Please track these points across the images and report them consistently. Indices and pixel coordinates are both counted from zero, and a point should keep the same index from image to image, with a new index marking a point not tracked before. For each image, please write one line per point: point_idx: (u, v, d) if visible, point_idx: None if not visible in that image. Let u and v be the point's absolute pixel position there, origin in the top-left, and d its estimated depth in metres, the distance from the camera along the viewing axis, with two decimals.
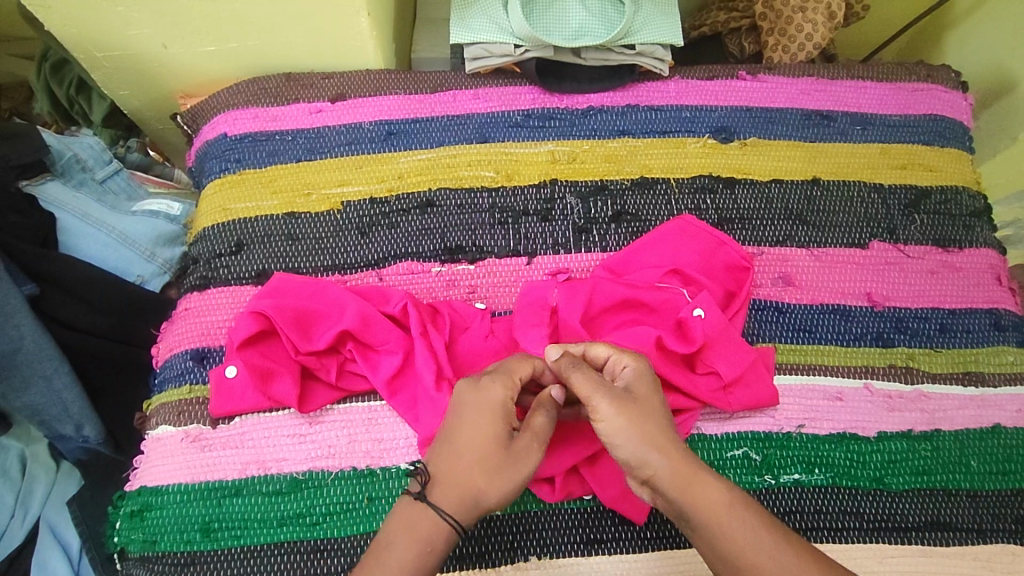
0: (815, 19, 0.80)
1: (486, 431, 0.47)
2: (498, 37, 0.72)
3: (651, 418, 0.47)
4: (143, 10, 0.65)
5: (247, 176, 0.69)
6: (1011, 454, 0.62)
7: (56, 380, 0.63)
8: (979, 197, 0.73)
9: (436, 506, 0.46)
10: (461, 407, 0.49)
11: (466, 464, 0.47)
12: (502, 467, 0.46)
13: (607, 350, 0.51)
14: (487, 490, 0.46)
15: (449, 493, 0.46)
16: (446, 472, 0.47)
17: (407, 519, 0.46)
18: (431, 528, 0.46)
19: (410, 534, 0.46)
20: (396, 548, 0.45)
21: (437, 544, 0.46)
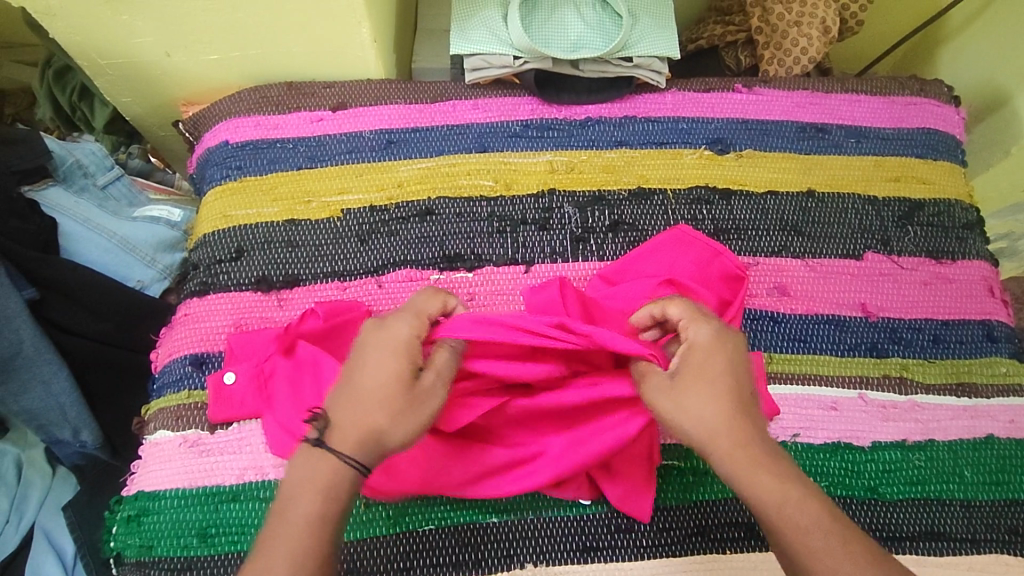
0: (810, 33, 0.82)
1: (389, 367, 0.46)
2: (498, 49, 0.73)
3: (710, 392, 0.46)
4: (148, 18, 0.66)
5: (248, 184, 0.70)
6: (1004, 465, 0.62)
7: (54, 384, 0.64)
8: (972, 210, 0.74)
9: (338, 450, 0.44)
10: (364, 350, 0.48)
11: (368, 401, 0.45)
12: (406, 402, 0.46)
13: (683, 311, 0.51)
14: (390, 427, 0.45)
15: (349, 437, 0.44)
16: (350, 415, 0.45)
17: (307, 469, 0.43)
18: (334, 474, 0.43)
19: (314, 484, 0.43)
20: (299, 504, 0.42)
21: (341, 491, 0.43)
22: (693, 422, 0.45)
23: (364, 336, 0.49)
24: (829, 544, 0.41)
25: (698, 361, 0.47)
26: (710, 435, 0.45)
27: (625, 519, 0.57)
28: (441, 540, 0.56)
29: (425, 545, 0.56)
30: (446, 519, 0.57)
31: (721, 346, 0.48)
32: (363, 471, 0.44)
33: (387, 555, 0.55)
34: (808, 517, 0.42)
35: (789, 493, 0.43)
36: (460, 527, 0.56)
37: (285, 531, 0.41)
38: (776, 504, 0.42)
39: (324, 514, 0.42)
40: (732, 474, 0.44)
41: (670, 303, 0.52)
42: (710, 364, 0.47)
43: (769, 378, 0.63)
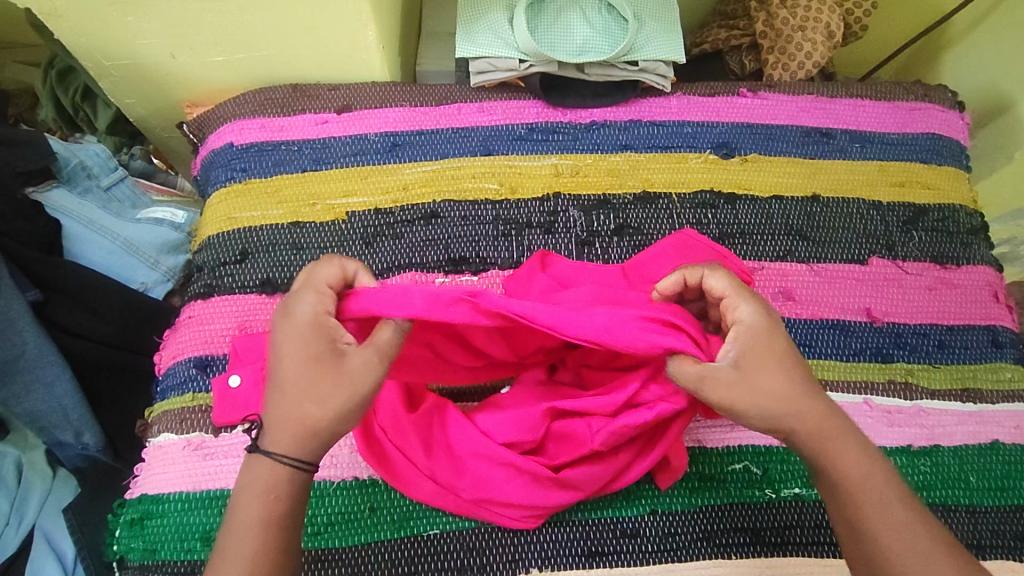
0: (814, 38, 0.82)
1: (307, 358, 0.45)
2: (503, 52, 0.73)
3: (780, 375, 0.46)
4: (154, 20, 0.66)
5: (253, 185, 0.70)
6: (1009, 470, 0.62)
7: (57, 386, 0.63)
8: (977, 215, 0.74)
9: (272, 451, 0.44)
10: (278, 340, 0.46)
11: (292, 395, 0.45)
12: (331, 391, 0.44)
13: (725, 283, 0.50)
14: (319, 419, 0.44)
15: (280, 437, 0.44)
16: (279, 412, 0.45)
17: (249, 474, 0.45)
18: (270, 476, 0.44)
19: (254, 489, 0.44)
20: (244, 509, 0.44)
21: (283, 491, 0.44)
22: (770, 407, 0.46)
23: (278, 320, 0.46)
24: (898, 510, 0.44)
25: (758, 346, 0.47)
26: (785, 419, 0.46)
27: (631, 523, 0.57)
28: (446, 544, 0.56)
29: (431, 549, 0.56)
30: (451, 523, 0.56)
31: (775, 328, 0.48)
32: (302, 466, 0.45)
33: (393, 559, 0.55)
34: (883, 492, 0.45)
35: (862, 469, 0.46)
36: (466, 531, 0.56)
37: (237, 537, 0.43)
38: (853, 482, 0.45)
39: (269, 515, 0.44)
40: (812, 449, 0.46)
41: (709, 274, 0.50)
42: (772, 346, 0.47)
43: None
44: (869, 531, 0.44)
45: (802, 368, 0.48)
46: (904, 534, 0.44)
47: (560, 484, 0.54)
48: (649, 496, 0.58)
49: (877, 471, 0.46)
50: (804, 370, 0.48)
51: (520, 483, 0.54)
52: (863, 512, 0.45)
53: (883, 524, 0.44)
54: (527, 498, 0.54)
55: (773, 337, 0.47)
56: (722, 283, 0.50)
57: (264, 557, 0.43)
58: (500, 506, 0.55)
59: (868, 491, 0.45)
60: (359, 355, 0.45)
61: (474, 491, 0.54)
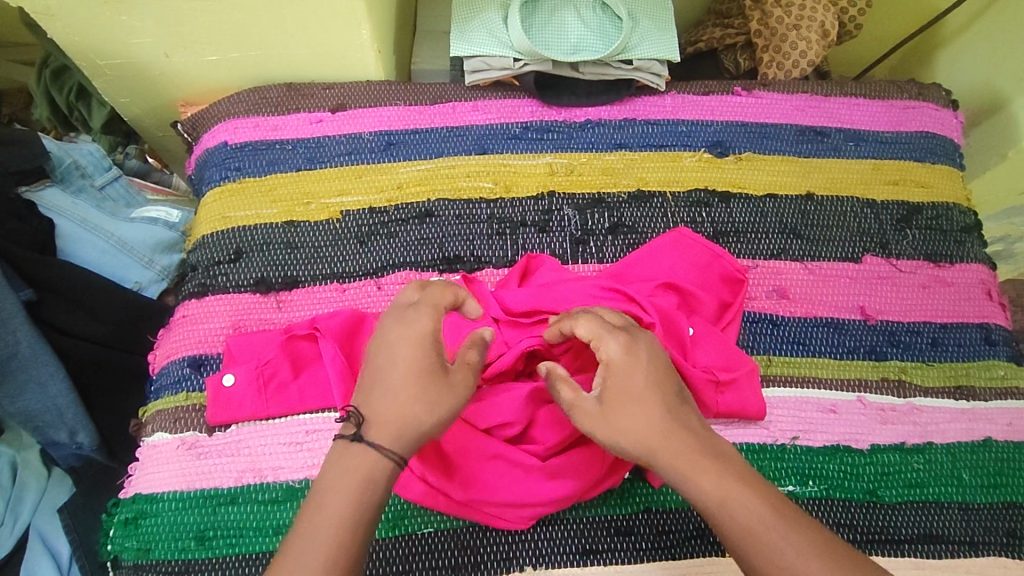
0: (809, 37, 0.82)
1: (420, 360, 0.47)
2: (498, 51, 0.73)
3: (643, 407, 0.47)
4: (147, 19, 0.65)
5: (247, 185, 0.70)
6: (1003, 467, 0.63)
7: (51, 386, 0.63)
8: (970, 213, 0.74)
9: (377, 443, 0.44)
10: (389, 343, 0.48)
11: (402, 391, 0.46)
12: (438, 394, 0.46)
13: (592, 327, 0.50)
14: (426, 418, 0.45)
15: (386, 430, 0.45)
16: (384, 407, 0.45)
17: (344, 464, 0.44)
18: (373, 467, 0.44)
19: (353, 476, 0.43)
20: (337, 496, 0.43)
21: (380, 484, 0.44)
22: (631, 440, 0.46)
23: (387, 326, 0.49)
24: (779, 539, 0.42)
25: (621, 382, 0.48)
26: (651, 451, 0.46)
27: (624, 522, 0.57)
28: (439, 543, 0.56)
29: (424, 548, 0.56)
30: (445, 522, 0.57)
31: (637, 361, 0.48)
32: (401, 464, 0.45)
33: (386, 557, 0.55)
34: (748, 512, 0.43)
35: (733, 491, 0.44)
36: (460, 530, 0.56)
37: (325, 524, 0.42)
38: (723, 506, 0.44)
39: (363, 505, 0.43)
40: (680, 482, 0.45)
41: (578, 320, 0.51)
42: (636, 380, 0.47)
43: (768, 381, 0.64)
44: (745, 555, 0.43)
45: (672, 398, 0.48)
46: (775, 557, 0.42)
47: (550, 475, 0.54)
48: (641, 494, 0.58)
49: (751, 491, 0.44)
50: (677, 401, 0.48)
51: (515, 475, 0.54)
52: (740, 539, 0.43)
53: (752, 546, 0.42)
54: (521, 491, 0.54)
55: (636, 370, 0.48)
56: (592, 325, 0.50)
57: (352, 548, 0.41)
58: (493, 506, 0.54)
59: (736, 514, 0.43)
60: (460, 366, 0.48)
61: (468, 491, 0.54)
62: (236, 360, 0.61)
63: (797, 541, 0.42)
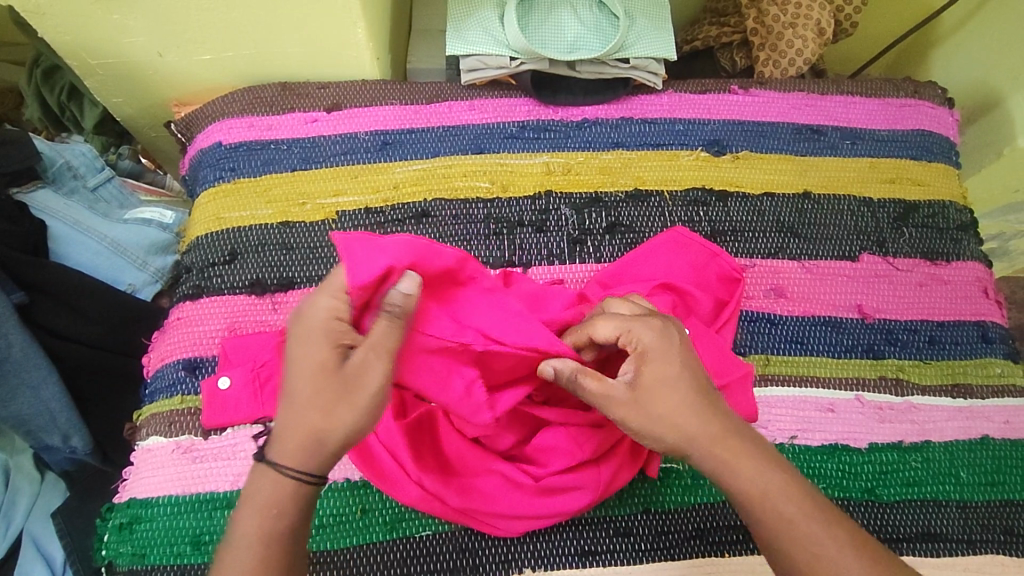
0: (805, 35, 0.82)
1: (316, 362, 0.43)
2: (495, 50, 0.73)
3: (680, 395, 0.46)
4: (140, 19, 0.65)
5: (243, 185, 0.69)
6: (1000, 465, 0.63)
7: (44, 390, 0.63)
8: (966, 211, 0.74)
9: (278, 464, 0.43)
10: (290, 352, 0.44)
11: (295, 397, 0.43)
12: (336, 395, 0.43)
13: (615, 325, 0.48)
14: (328, 428, 0.43)
15: (285, 448, 0.43)
16: (284, 418, 0.44)
17: (251, 490, 0.43)
18: (272, 490, 0.43)
19: (256, 502, 0.43)
20: (241, 523, 0.42)
21: (283, 508, 0.43)
22: (669, 429, 0.45)
23: (293, 326, 0.45)
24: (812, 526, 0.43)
25: (657, 369, 0.46)
26: (695, 439, 0.45)
27: (623, 523, 0.57)
28: (439, 545, 0.56)
29: (423, 551, 0.55)
30: (443, 524, 0.56)
31: (674, 347, 0.47)
32: (308, 480, 0.43)
33: (385, 561, 0.55)
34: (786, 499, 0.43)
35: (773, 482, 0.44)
36: (459, 532, 0.56)
37: (234, 554, 0.41)
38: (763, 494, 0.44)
39: (268, 530, 0.42)
40: (713, 471, 0.45)
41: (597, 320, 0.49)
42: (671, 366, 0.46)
43: (766, 380, 0.63)
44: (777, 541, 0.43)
45: (707, 388, 0.47)
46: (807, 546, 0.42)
47: (544, 492, 0.54)
48: (641, 494, 0.58)
49: (793, 482, 0.44)
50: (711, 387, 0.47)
51: (509, 484, 0.54)
52: (772, 525, 0.43)
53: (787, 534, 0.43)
54: (515, 501, 0.54)
55: (670, 355, 0.47)
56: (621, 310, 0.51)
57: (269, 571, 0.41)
58: (486, 512, 0.54)
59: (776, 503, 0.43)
60: (363, 355, 0.43)
61: (464, 497, 0.54)
62: (231, 361, 0.60)
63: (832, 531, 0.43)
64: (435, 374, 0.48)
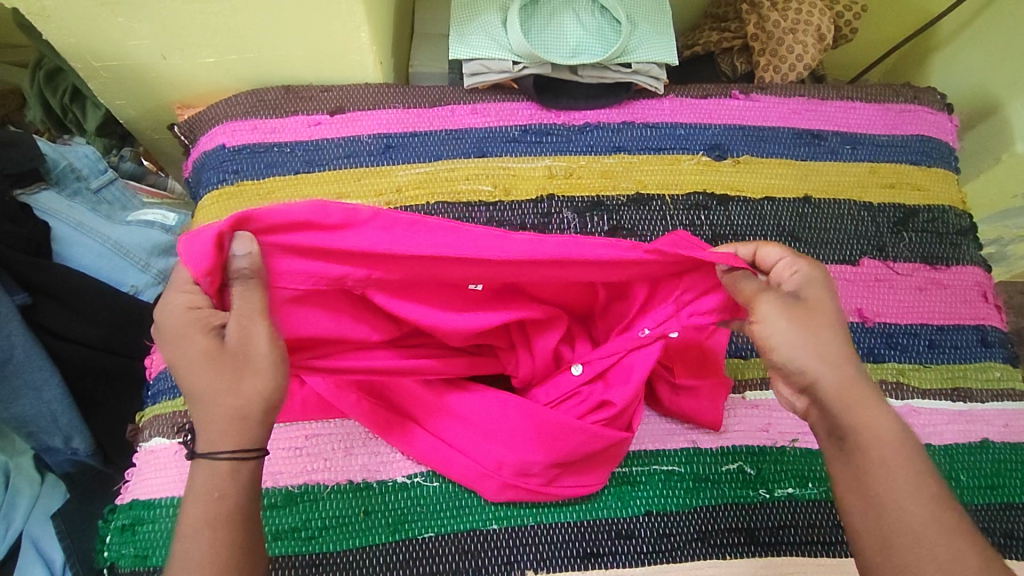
0: (805, 41, 0.83)
1: (202, 350, 0.43)
2: (497, 54, 0.73)
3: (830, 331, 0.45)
4: (145, 22, 0.65)
5: (245, 188, 0.69)
6: (1000, 468, 0.63)
7: (45, 391, 0.63)
8: (965, 216, 0.75)
9: (209, 452, 0.43)
10: (170, 359, 0.44)
11: (199, 390, 0.43)
12: (236, 367, 0.43)
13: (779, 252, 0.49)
14: (245, 402, 0.43)
15: (210, 435, 0.43)
16: (199, 413, 0.43)
17: (189, 482, 0.43)
18: (208, 475, 0.42)
19: (195, 492, 0.42)
20: (187, 514, 0.42)
21: (225, 490, 0.42)
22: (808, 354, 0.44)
23: (160, 340, 0.45)
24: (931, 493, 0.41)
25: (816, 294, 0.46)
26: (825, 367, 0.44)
27: (625, 525, 0.57)
28: (440, 547, 0.56)
29: (425, 554, 0.55)
30: (445, 526, 0.56)
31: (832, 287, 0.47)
32: (241, 454, 0.43)
33: (386, 562, 0.55)
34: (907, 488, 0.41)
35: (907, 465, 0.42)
36: (461, 534, 0.56)
37: (185, 545, 0.41)
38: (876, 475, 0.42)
39: (215, 513, 0.42)
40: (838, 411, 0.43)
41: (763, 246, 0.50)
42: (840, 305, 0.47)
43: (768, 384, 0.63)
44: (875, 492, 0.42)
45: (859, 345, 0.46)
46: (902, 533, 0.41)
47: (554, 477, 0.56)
48: (642, 496, 0.58)
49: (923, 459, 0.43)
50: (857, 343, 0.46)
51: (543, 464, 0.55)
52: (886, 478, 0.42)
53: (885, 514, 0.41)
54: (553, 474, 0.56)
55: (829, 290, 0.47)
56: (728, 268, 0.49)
57: (226, 550, 0.41)
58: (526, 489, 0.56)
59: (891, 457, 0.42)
60: (237, 324, 0.44)
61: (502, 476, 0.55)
62: None
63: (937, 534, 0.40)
64: (324, 324, 0.52)
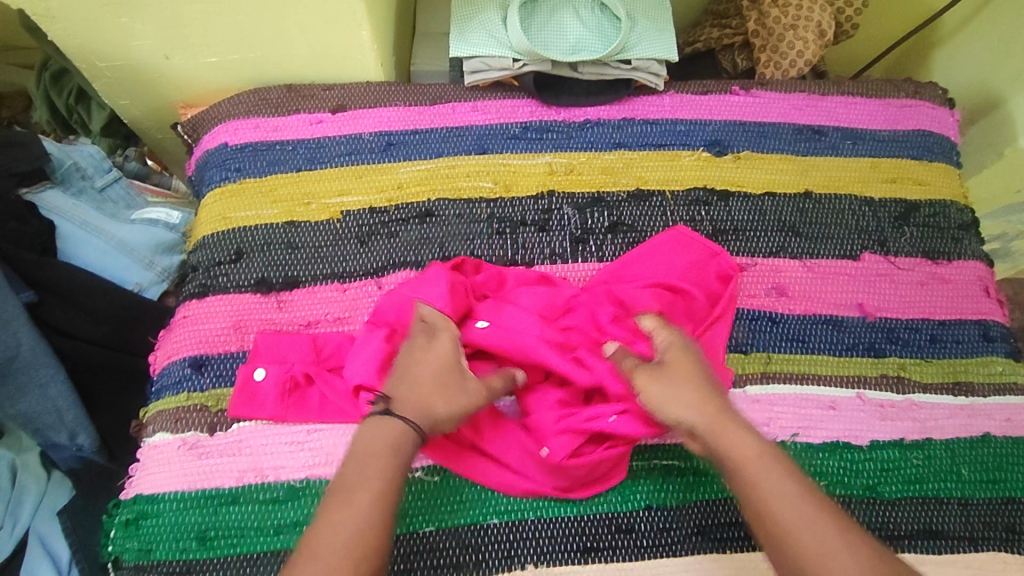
0: (806, 36, 0.83)
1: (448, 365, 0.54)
2: (497, 51, 0.74)
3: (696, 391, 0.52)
4: (147, 22, 0.66)
5: (248, 186, 0.70)
6: (1002, 463, 0.63)
7: (51, 388, 0.63)
8: (966, 211, 0.74)
9: (402, 419, 0.51)
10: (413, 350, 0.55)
11: (421, 388, 0.53)
12: (455, 391, 0.53)
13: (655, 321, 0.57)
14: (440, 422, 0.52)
15: (407, 412, 0.52)
16: (408, 398, 0.52)
17: (374, 432, 0.51)
18: (395, 435, 0.51)
19: (381, 443, 0.50)
20: (374, 459, 0.49)
21: (404, 454, 0.50)
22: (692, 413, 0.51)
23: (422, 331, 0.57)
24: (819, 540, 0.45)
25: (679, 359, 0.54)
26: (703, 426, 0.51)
27: (625, 519, 0.57)
28: (442, 541, 0.56)
29: (426, 547, 0.56)
30: (446, 520, 0.57)
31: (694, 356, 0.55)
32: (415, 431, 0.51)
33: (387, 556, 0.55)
34: (780, 491, 0.47)
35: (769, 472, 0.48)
36: (461, 528, 0.56)
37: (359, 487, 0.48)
38: (755, 485, 0.48)
39: (393, 472, 0.49)
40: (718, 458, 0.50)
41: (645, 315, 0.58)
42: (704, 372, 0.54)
43: (768, 379, 0.64)
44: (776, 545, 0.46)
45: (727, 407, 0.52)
46: (801, 545, 0.45)
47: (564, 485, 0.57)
48: (643, 490, 0.58)
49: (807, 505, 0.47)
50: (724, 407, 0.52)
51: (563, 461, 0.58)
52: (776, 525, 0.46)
53: (781, 533, 0.46)
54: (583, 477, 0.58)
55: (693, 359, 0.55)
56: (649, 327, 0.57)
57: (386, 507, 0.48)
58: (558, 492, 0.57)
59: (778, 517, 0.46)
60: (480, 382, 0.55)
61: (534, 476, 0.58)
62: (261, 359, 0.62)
63: (829, 534, 0.45)
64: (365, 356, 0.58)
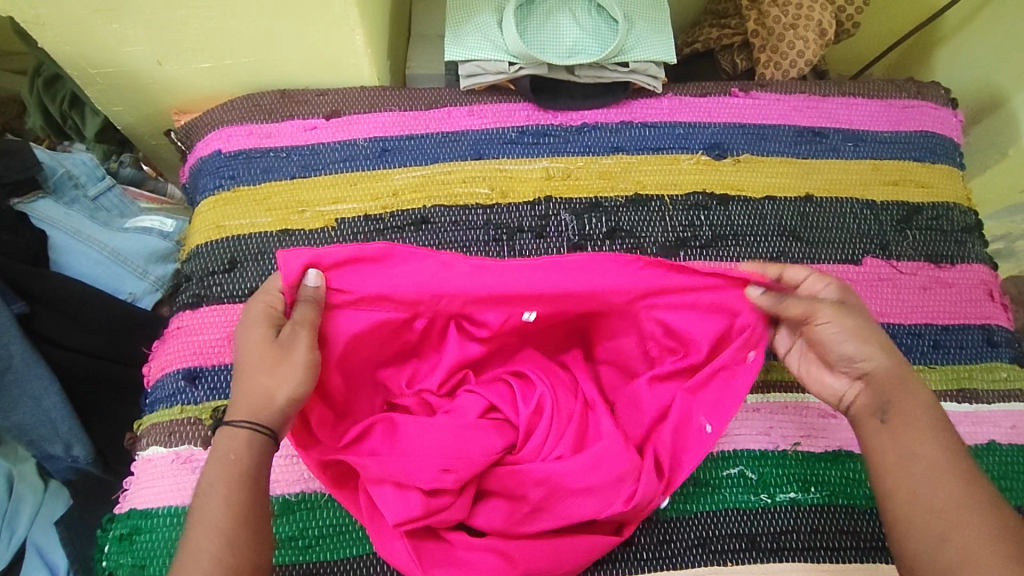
0: (807, 36, 0.82)
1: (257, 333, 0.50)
2: (493, 55, 0.72)
3: (879, 338, 0.51)
4: (139, 27, 0.65)
5: (241, 194, 0.69)
6: (1007, 471, 0.62)
7: (45, 400, 0.63)
8: (970, 213, 0.73)
9: (236, 422, 0.47)
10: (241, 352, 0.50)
11: (244, 379, 0.48)
12: (274, 359, 0.48)
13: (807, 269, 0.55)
14: (276, 386, 0.48)
15: (238, 412, 0.47)
16: (239, 392, 0.48)
17: (214, 447, 0.47)
18: (230, 439, 0.47)
19: (218, 452, 0.47)
20: (210, 470, 0.46)
21: (241, 452, 0.46)
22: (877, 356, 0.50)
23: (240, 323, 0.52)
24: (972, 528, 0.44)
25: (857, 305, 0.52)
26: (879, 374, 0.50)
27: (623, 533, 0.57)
28: None
29: None
30: None
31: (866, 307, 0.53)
32: (260, 429, 0.47)
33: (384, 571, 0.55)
34: (934, 453, 0.47)
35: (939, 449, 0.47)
36: None
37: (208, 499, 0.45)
38: (916, 451, 0.47)
39: (235, 472, 0.46)
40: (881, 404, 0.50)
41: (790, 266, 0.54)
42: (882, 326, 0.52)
43: (767, 387, 0.62)
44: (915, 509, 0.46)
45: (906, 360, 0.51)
46: (934, 495, 0.45)
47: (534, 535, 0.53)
48: None
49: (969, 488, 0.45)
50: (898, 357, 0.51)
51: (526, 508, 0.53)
52: (929, 494, 0.45)
53: (922, 479, 0.46)
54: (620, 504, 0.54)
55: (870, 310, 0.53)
56: (763, 295, 0.54)
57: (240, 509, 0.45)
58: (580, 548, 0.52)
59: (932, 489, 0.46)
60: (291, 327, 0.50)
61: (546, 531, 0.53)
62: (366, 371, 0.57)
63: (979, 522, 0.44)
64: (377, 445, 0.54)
